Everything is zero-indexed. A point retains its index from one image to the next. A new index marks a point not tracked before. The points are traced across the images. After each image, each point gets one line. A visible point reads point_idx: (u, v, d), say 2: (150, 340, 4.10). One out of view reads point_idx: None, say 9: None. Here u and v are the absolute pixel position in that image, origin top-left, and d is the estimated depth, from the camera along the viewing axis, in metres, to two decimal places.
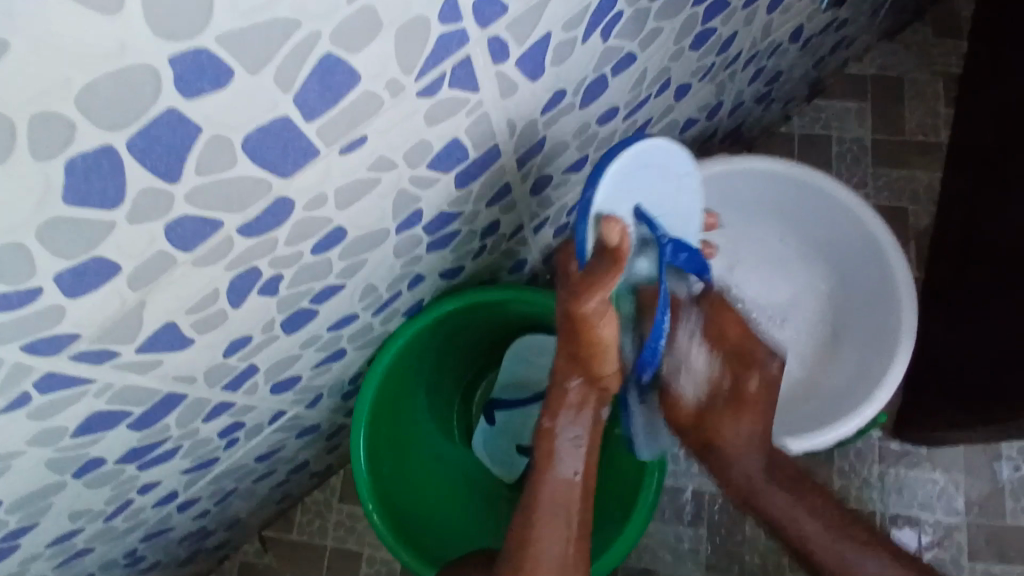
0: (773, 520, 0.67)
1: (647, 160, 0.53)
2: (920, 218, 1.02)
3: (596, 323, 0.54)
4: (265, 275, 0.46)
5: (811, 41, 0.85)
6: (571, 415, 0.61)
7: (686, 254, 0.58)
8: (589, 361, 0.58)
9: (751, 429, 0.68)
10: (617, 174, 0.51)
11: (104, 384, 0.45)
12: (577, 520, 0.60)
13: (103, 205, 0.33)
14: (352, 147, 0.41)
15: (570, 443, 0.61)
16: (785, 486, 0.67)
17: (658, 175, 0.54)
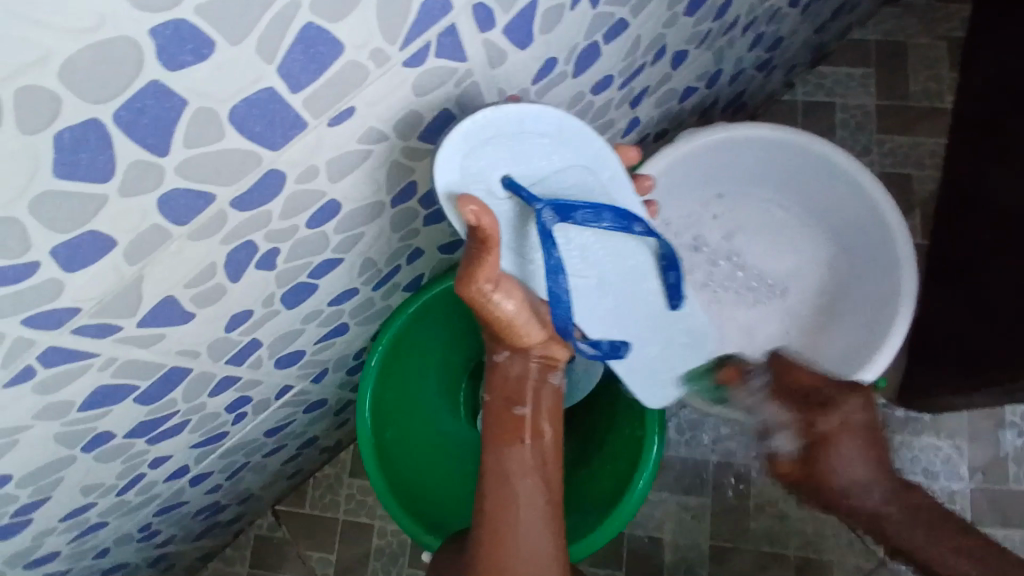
0: (915, 553, 0.66)
1: (500, 130, 0.50)
2: (925, 184, 1.00)
3: (500, 302, 0.56)
4: (260, 249, 0.47)
5: (811, 5, 0.83)
6: (522, 390, 0.63)
7: (573, 213, 0.55)
8: (513, 335, 0.60)
9: (859, 466, 0.68)
10: (461, 153, 0.49)
11: (107, 358, 0.46)
12: (543, 484, 0.62)
13: (94, 178, 0.34)
14: (341, 118, 0.41)
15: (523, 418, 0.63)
16: (922, 518, 0.67)
17: (523, 142, 0.52)
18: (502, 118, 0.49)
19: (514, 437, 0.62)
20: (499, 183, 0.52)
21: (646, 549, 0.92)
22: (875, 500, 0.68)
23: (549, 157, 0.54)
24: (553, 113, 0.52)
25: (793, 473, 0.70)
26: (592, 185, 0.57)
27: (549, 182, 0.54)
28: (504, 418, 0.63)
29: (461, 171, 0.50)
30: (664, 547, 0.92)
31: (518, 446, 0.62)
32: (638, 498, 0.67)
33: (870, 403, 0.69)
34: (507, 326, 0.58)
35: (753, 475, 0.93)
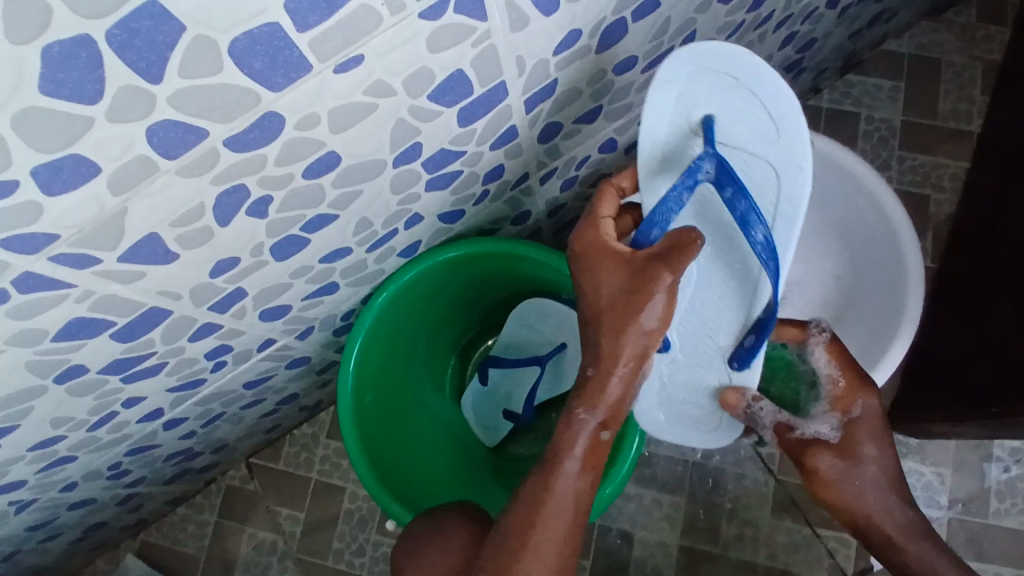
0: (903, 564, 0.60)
1: (734, 75, 0.50)
2: (941, 207, 0.98)
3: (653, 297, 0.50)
4: (253, 195, 0.45)
5: (849, 9, 0.81)
6: (596, 400, 0.53)
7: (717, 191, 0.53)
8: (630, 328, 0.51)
9: (869, 472, 0.61)
10: (697, 60, 0.50)
11: (84, 290, 0.44)
12: (574, 507, 0.54)
13: (80, 99, 0.32)
14: (348, 66, 0.39)
15: (580, 432, 0.54)
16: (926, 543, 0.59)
17: (750, 107, 0.50)
18: (743, 68, 0.49)
19: (568, 448, 0.54)
20: (699, 115, 0.52)
21: (614, 541, 0.92)
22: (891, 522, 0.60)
23: (756, 138, 0.51)
24: (795, 113, 0.49)
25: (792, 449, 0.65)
26: (770, 202, 0.53)
27: (738, 150, 0.52)
28: (566, 423, 0.55)
29: (681, 75, 0.51)
30: (634, 542, 0.92)
31: (568, 457, 0.54)
32: (616, 490, 0.67)
33: (871, 406, 0.63)
34: (627, 301, 0.51)
35: (731, 480, 0.92)
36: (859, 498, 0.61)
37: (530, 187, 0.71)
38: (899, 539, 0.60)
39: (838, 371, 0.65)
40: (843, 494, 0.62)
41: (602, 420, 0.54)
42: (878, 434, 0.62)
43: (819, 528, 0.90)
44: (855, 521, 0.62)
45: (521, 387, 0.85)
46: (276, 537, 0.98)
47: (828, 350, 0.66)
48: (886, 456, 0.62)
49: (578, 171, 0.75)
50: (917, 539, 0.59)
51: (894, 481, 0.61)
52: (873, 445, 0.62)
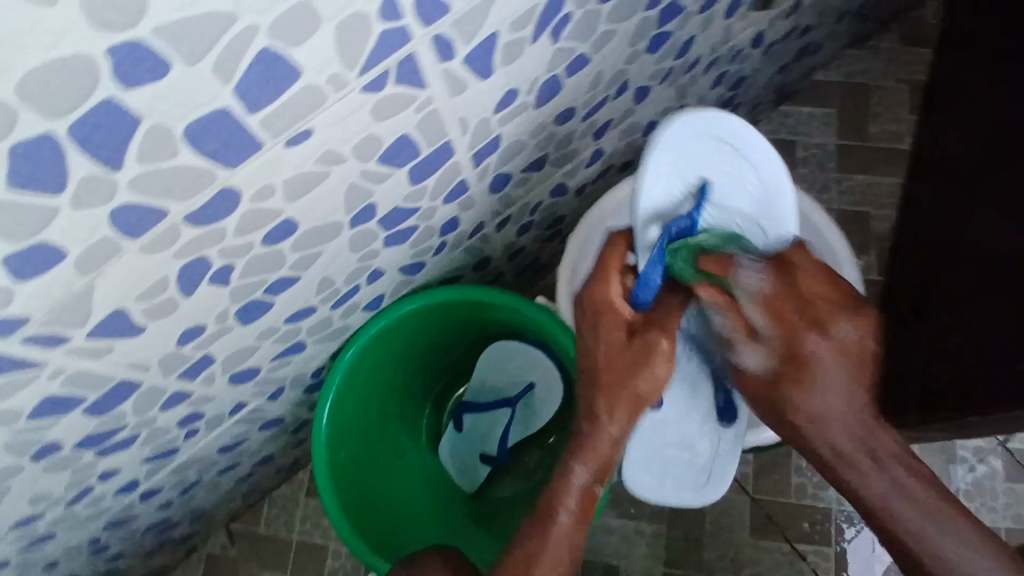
0: (871, 514, 0.53)
1: (720, 135, 0.60)
2: (881, 222, 1.04)
3: (656, 362, 0.57)
4: (215, 264, 0.47)
5: (773, 47, 0.87)
6: (591, 452, 0.58)
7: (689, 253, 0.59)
8: (627, 388, 0.57)
9: (833, 406, 0.54)
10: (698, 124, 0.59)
11: (55, 368, 0.45)
12: (570, 559, 0.57)
13: (44, 190, 0.34)
14: (299, 139, 0.42)
15: (576, 486, 0.58)
16: (918, 501, 0.52)
17: (727, 156, 0.60)
18: (729, 132, 0.60)
19: (561, 501, 0.58)
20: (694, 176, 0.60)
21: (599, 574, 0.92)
22: (876, 484, 0.53)
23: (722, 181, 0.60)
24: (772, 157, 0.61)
25: (766, 389, 0.58)
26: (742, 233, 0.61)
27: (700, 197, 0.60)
28: (561, 477, 0.58)
29: (677, 144, 0.59)
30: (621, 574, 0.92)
31: (562, 509, 0.58)
32: None
33: (864, 332, 0.54)
34: (632, 360, 0.57)
35: (709, 503, 0.94)
36: (871, 472, 0.53)
37: (487, 234, 0.74)
38: (885, 496, 0.52)
39: (771, 288, 0.56)
40: (809, 362, 0.54)
41: (595, 475, 0.59)
42: (818, 348, 0.54)
43: (799, 543, 0.92)
44: (841, 470, 0.55)
45: (495, 430, 0.87)
46: None
47: (765, 269, 0.57)
48: (842, 396, 0.54)
49: (533, 215, 0.78)
50: (938, 516, 0.51)
51: (849, 422, 0.54)
52: (844, 375, 0.54)
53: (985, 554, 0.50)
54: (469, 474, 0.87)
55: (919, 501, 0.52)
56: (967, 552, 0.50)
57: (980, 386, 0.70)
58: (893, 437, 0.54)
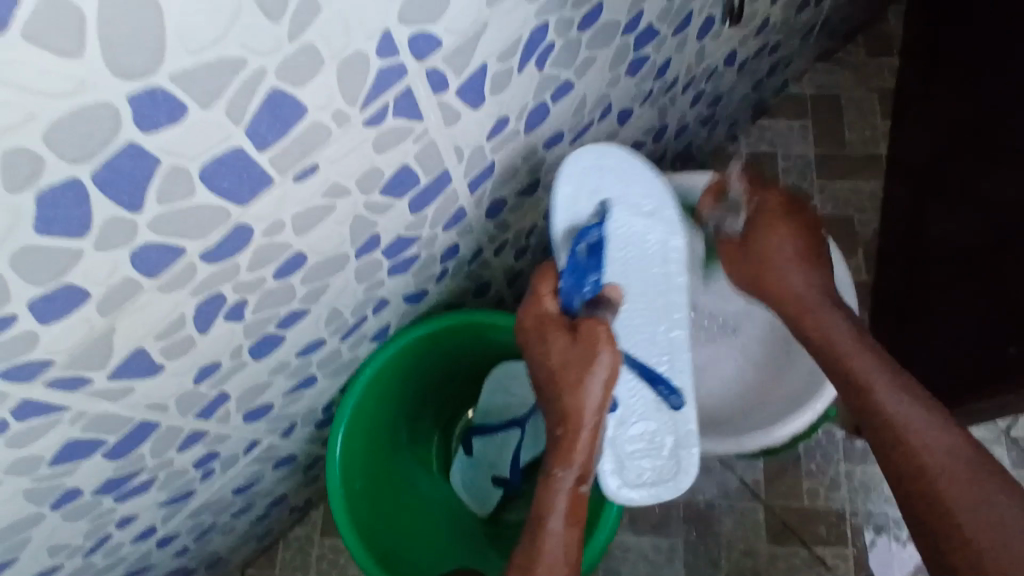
0: (856, 374, 0.62)
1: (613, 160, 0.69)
2: (866, 225, 1.07)
3: (601, 350, 0.63)
4: (229, 301, 0.49)
5: (746, 65, 0.90)
6: (568, 455, 0.62)
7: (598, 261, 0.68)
8: (582, 384, 0.63)
9: (797, 274, 0.70)
10: (595, 154, 0.68)
11: (77, 411, 0.47)
12: (567, 561, 0.58)
13: (71, 234, 0.36)
14: (306, 175, 0.44)
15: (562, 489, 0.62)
16: (887, 363, 0.61)
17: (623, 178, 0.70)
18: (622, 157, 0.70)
19: (549, 508, 0.60)
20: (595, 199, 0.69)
21: None
22: (838, 333, 0.65)
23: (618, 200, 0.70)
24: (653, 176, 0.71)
25: (742, 254, 0.74)
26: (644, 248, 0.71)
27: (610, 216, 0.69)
28: (546, 484, 0.62)
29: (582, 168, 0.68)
30: None
31: (552, 515, 0.60)
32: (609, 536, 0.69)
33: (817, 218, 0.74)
34: (577, 359, 0.63)
35: (723, 512, 0.94)
36: (849, 348, 0.64)
37: (486, 259, 0.77)
38: (854, 328, 0.65)
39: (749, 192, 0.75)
40: (773, 248, 0.71)
41: (579, 475, 0.62)
42: (785, 246, 0.71)
43: (816, 547, 0.92)
44: (823, 346, 0.66)
45: (505, 453, 0.87)
46: None
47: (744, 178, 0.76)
48: (805, 278, 0.70)
49: (529, 239, 0.81)
50: (905, 386, 0.59)
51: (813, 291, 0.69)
52: (806, 241, 0.72)
53: (944, 422, 0.56)
54: (482, 499, 0.87)
55: (892, 376, 0.60)
56: (925, 419, 0.57)
57: (973, 379, 0.71)
58: (864, 323, 0.67)
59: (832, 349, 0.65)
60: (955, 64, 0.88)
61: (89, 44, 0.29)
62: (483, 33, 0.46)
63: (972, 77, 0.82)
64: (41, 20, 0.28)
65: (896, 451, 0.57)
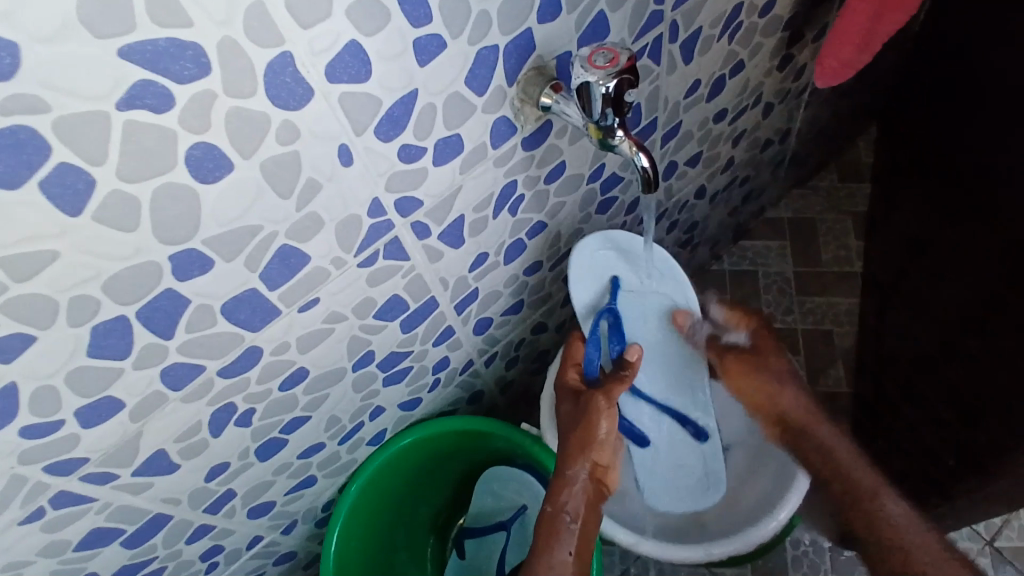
0: None
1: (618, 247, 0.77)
2: (844, 339, 1.13)
3: (603, 410, 0.68)
4: (239, 408, 0.57)
5: (718, 195, 1.01)
6: (566, 494, 0.66)
7: (620, 336, 0.76)
8: (589, 438, 0.68)
9: None
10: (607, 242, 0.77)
11: (104, 502, 0.55)
12: None
13: (116, 357, 0.45)
14: (308, 306, 0.54)
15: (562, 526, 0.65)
16: None
17: (636, 259, 0.78)
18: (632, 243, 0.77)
19: (549, 540, 0.64)
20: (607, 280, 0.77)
21: None
22: None
23: (633, 277, 0.78)
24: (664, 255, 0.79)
25: None
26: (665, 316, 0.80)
27: (631, 292, 0.78)
28: (546, 523, 0.65)
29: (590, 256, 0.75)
30: None
31: (555, 546, 0.64)
32: None
33: None
34: (584, 412, 0.69)
35: None
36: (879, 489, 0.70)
37: (477, 370, 0.85)
38: None
39: None
40: None
41: (577, 515, 0.66)
42: None
43: None
44: (840, 474, 0.73)
45: (491, 557, 0.91)
46: None
47: None
48: None
49: (518, 351, 0.89)
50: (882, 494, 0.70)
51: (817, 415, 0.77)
52: None
53: None
54: None
55: (873, 484, 0.71)
56: None
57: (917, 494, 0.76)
58: None
59: (839, 469, 0.73)
60: (914, 188, 0.97)
61: (144, 222, 0.40)
62: (459, 191, 0.57)
63: (927, 206, 0.90)
64: (112, 209, 0.38)
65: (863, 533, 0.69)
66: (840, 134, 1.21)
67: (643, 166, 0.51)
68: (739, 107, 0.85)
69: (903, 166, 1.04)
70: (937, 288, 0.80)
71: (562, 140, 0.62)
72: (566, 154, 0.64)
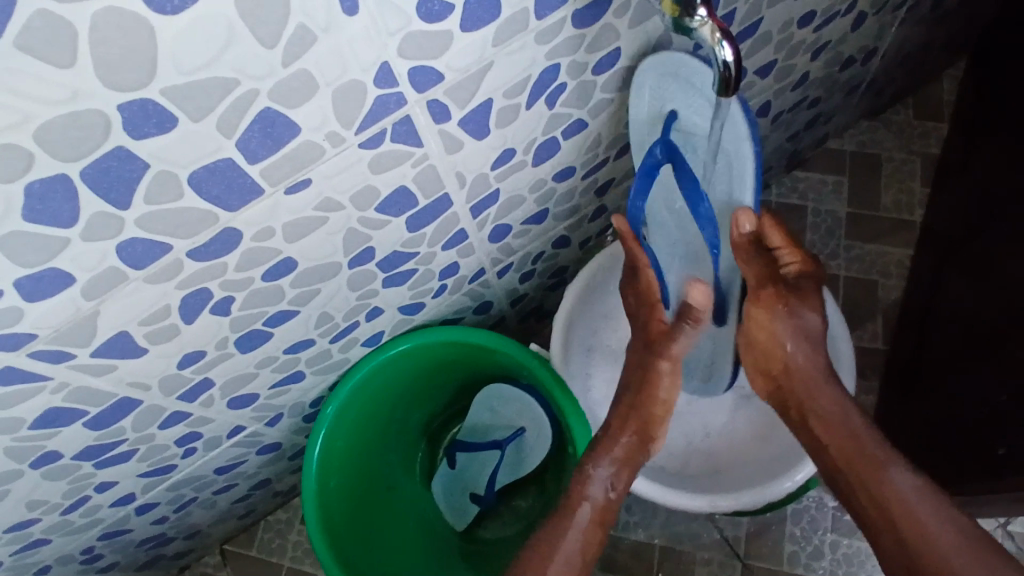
0: None
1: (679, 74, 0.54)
2: (889, 291, 1.04)
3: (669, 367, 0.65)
4: (215, 296, 0.51)
5: (781, 116, 0.89)
6: (602, 454, 0.65)
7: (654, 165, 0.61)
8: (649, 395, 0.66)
9: None
10: (655, 69, 0.56)
11: (60, 382, 0.49)
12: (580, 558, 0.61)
13: (59, 223, 0.38)
14: (297, 187, 0.45)
15: (597, 480, 0.64)
16: None
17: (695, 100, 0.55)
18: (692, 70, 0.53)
19: (579, 496, 0.63)
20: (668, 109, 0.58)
21: None
22: None
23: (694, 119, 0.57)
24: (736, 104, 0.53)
25: None
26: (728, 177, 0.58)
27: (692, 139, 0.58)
28: (581, 476, 0.64)
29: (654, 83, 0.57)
30: None
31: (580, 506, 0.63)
32: None
33: None
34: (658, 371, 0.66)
35: (698, 563, 0.92)
36: (885, 457, 0.57)
37: (488, 280, 0.77)
38: None
39: None
40: None
41: (609, 477, 0.64)
42: None
43: None
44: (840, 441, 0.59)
45: (483, 472, 0.89)
46: None
47: None
48: None
49: (535, 264, 0.81)
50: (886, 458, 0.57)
51: (820, 388, 0.63)
52: None
53: None
54: (457, 510, 0.90)
55: (875, 452, 0.57)
56: None
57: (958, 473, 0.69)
58: None
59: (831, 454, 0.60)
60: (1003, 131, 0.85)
61: (82, 58, 0.31)
62: (488, 69, 0.47)
63: (1015, 150, 0.79)
64: (37, 35, 0.29)
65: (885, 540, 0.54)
66: (930, 62, 1.06)
67: (726, 61, 0.40)
68: (829, 12, 0.72)
69: (996, 104, 0.90)
70: (1010, 251, 0.70)
71: (622, 20, 0.51)
72: (622, 40, 0.53)
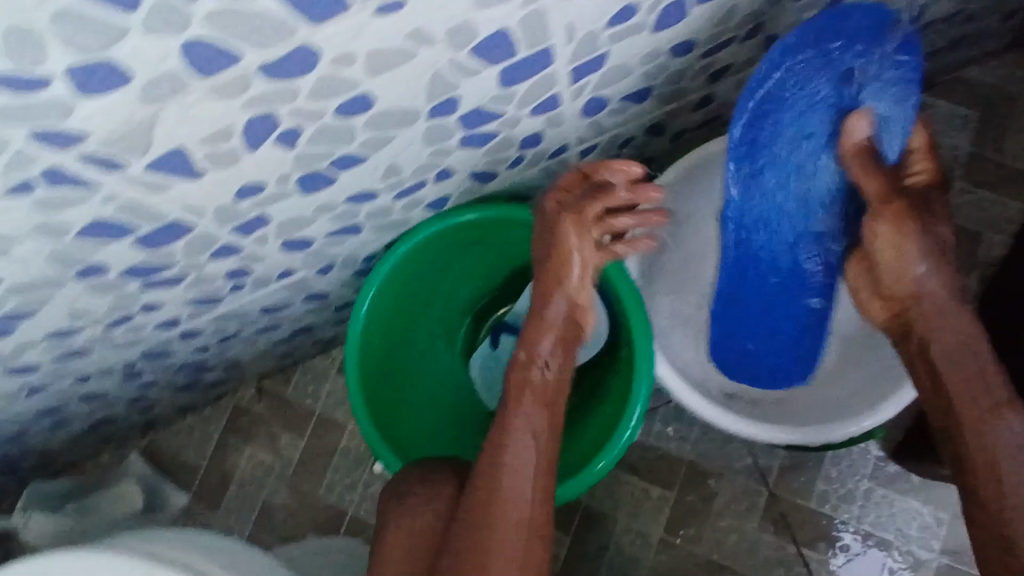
0: None
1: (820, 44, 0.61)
2: (996, 245, 0.94)
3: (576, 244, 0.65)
4: (282, 124, 0.45)
5: (936, 22, 0.76)
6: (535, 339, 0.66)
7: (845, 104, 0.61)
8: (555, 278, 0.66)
9: None
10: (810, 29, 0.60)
11: (111, 192, 0.46)
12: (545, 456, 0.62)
13: (121, 6, 0.32)
14: (390, 8, 0.39)
15: (552, 319, 0.67)
16: None
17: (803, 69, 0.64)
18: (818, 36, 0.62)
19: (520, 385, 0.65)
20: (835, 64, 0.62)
21: (594, 525, 0.91)
22: None
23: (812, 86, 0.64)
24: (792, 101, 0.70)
25: None
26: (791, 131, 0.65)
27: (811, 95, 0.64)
28: (522, 361, 0.66)
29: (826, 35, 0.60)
30: (614, 526, 0.91)
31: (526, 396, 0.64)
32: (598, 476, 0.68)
33: None
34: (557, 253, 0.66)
35: (723, 484, 0.91)
36: (999, 406, 0.57)
37: (569, 159, 0.70)
38: None
39: None
40: None
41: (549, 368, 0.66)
42: None
43: (802, 548, 0.89)
44: (953, 383, 0.59)
45: None
46: (274, 459, 1.02)
47: None
48: None
49: (621, 150, 0.73)
50: (1000, 413, 0.56)
51: (941, 355, 0.60)
52: None
53: None
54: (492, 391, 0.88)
55: (989, 404, 0.57)
56: None
57: None
58: None
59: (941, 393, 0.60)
60: None
61: None
62: None
63: None
64: None
65: (978, 508, 0.56)
66: None
67: None
68: None
69: None
70: None
71: None
72: None
